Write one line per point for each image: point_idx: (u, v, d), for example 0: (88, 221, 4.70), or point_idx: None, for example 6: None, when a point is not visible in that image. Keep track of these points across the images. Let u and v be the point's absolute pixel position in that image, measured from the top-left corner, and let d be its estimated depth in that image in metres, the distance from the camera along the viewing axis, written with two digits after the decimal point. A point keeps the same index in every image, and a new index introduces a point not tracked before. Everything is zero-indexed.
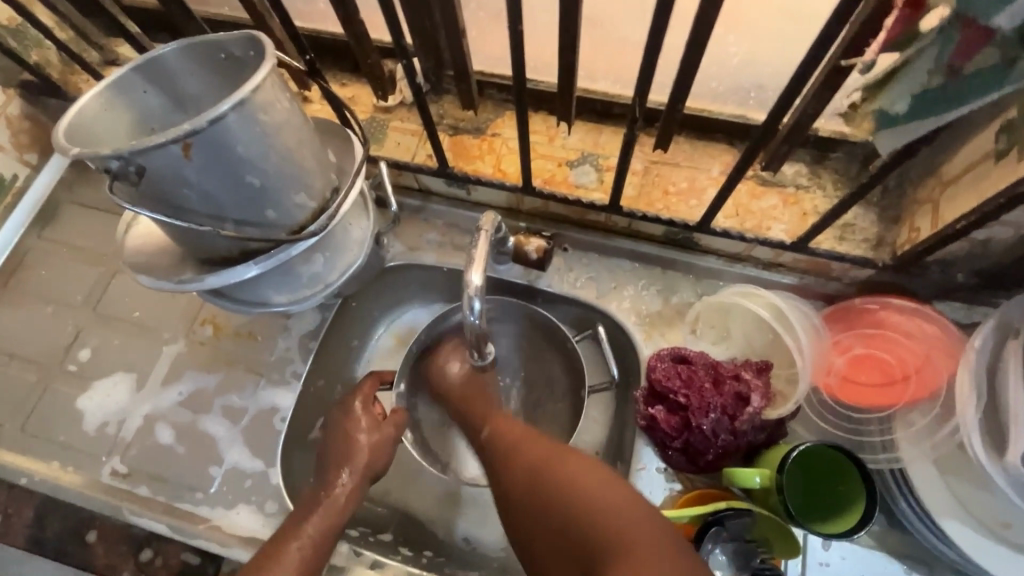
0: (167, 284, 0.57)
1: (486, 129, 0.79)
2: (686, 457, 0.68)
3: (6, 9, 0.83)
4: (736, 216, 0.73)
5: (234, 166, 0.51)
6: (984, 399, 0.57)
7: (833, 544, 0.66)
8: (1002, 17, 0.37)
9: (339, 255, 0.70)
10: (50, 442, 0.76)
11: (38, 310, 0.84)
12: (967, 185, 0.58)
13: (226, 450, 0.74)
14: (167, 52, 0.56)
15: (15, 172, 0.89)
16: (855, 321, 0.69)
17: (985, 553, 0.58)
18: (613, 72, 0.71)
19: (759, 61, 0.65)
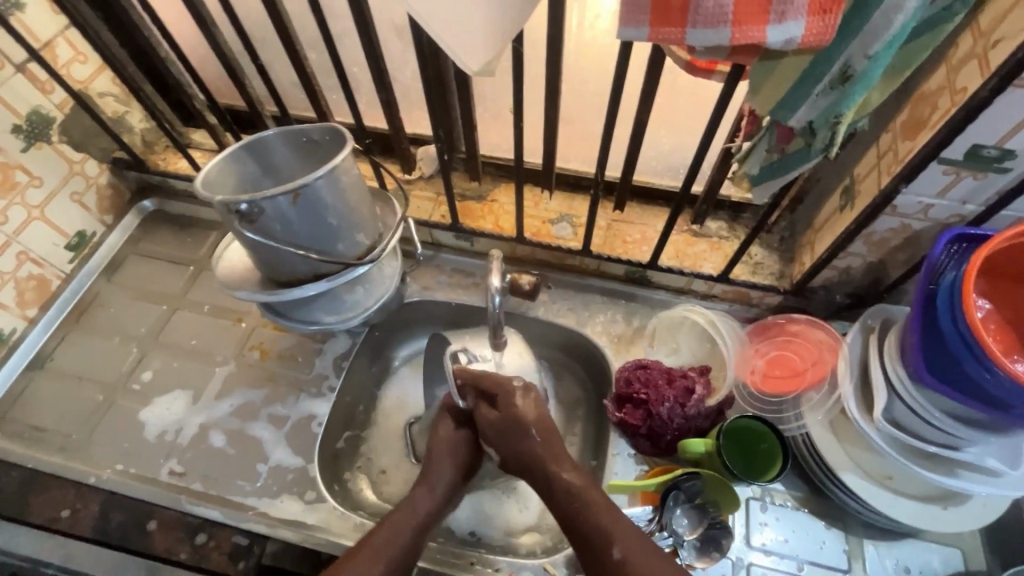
0: (258, 296, 0.75)
1: (487, 196, 1.04)
2: (651, 441, 0.86)
3: (112, 102, 1.03)
4: (677, 257, 0.97)
5: (320, 211, 0.72)
6: (856, 376, 0.78)
7: (768, 508, 0.84)
8: (793, 121, 0.58)
9: (378, 285, 0.90)
10: (115, 449, 0.88)
11: (106, 341, 0.99)
12: (827, 229, 0.84)
13: (271, 450, 0.88)
14: (268, 136, 0.79)
15: (95, 229, 1.07)
16: (768, 332, 0.92)
17: (876, 498, 0.77)
18: (582, 156, 0.99)
19: (684, 149, 0.93)
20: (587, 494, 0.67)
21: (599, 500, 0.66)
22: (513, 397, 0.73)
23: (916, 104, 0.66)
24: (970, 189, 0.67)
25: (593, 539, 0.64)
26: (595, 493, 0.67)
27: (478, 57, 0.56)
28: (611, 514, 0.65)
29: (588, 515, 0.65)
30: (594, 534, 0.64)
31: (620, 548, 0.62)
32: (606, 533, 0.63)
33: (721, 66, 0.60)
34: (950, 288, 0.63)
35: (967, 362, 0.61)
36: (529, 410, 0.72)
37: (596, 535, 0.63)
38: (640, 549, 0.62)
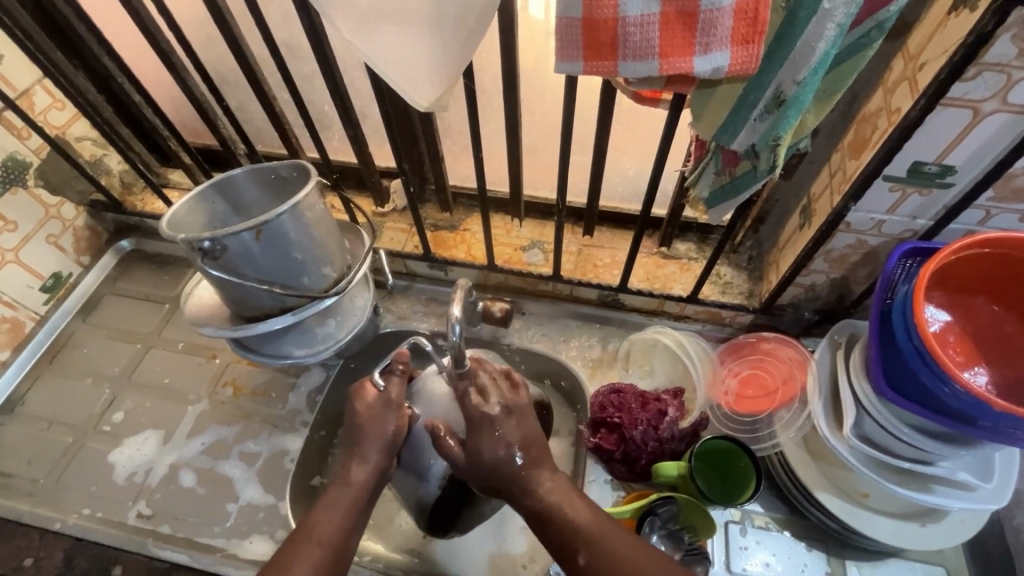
0: (224, 332, 0.76)
1: (459, 226, 1.05)
2: (626, 466, 0.85)
3: (89, 146, 1.05)
4: (647, 279, 0.98)
5: (283, 245, 0.73)
6: (825, 392, 0.78)
7: (749, 532, 0.82)
8: (735, 145, 0.59)
9: (349, 316, 0.90)
10: (83, 493, 0.87)
11: (78, 382, 0.99)
12: (789, 247, 0.85)
13: (242, 489, 0.86)
14: (236, 175, 0.81)
15: (71, 270, 1.07)
16: (740, 351, 0.92)
17: (852, 517, 0.76)
18: (550, 184, 1.01)
19: (647, 174, 0.95)
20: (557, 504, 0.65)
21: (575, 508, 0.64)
22: (495, 420, 0.67)
23: (859, 124, 0.68)
24: (918, 204, 0.69)
25: (565, 538, 0.63)
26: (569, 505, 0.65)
27: (427, 94, 0.58)
28: (592, 520, 0.63)
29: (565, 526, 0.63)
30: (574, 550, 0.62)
31: (589, 548, 0.61)
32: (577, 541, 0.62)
33: (666, 95, 0.63)
34: (903, 303, 0.64)
35: (924, 376, 0.61)
36: (510, 428, 0.67)
37: (573, 534, 0.62)
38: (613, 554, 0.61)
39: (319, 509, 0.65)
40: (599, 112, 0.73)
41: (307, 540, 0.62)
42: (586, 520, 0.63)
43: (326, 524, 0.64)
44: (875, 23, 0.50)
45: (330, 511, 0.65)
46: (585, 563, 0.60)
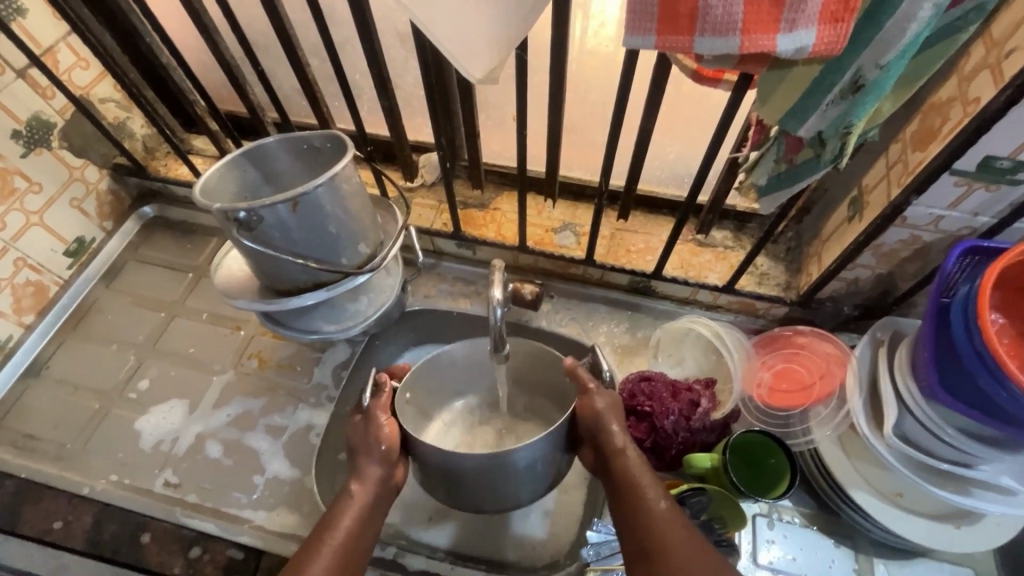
0: (255, 306, 0.74)
1: (489, 204, 1.03)
2: (655, 455, 0.84)
3: (113, 109, 1.02)
4: (682, 267, 0.96)
5: (321, 219, 0.71)
6: (865, 390, 0.76)
7: (775, 525, 0.82)
8: (801, 130, 0.56)
9: (379, 294, 0.88)
10: (110, 459, 0.87)
11: (103, 348, 0.98)
12: (835, 240, 0.82)
13: (268, 462, 0.86)
14: (268, 143, 0.78)
15: (94, 235, 1.06)
16: (775, 344, 0.89)
17: (887, 516, 0.75)
18: (586, 164, 0.98)
19: (688, 158, 0.92)
20: (650, 488, 0.65)
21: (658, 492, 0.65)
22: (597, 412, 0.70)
23: (926, 114, 0.65)
24: (983, 200, 0.66)
25: (630, 496, 0.65)
26: (646, 473, 0.67)
27: (481, 65, 0.55)
28: (671, 507, 0.64)
29: (643, 507, 0.64)
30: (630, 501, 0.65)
31: (661, 503, 0.64)
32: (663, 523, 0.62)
33: (728, 76, 0.59)
34: (964, 303, 0.62)
35: (982, 378, 0.60)
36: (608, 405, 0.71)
37: (636, 498, 0.64)
38: (676, 519, 0.63)
39: (336, 507, 0.67)
40: (650, 91, 0.70)
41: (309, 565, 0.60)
42: (658, 497, 0.64)
43: (342, 530, 0.64)
44: (973, 4, 0.47)
45: (342, 520, 0.65)
46: (660, 509, 0.63)
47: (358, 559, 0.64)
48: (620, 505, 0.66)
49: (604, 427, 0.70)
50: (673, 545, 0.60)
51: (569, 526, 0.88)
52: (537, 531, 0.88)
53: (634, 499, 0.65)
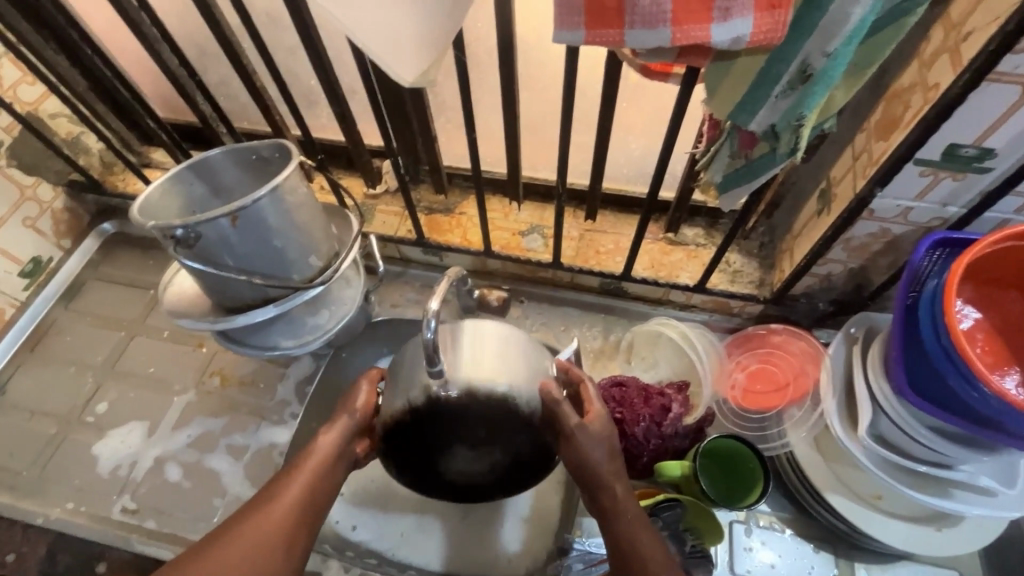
0: (202, 324, 0.72)
1: (455, 209, 1.00)
2: (627, 463, 0.82)
3: (65, 124, 1.00)
4: (652, 267, 0.93)
5: (266, 232, 0.69)
6: (840, 389, 0.73)
7: (754, 532, 0.79)
8: (753, 125, 0.53)
9: (339, 306, 0.86)
10: (66, 486, 0.84)
11: (61, 370, 0.96)
12: (805, 235, 0.80)
13: (229, 483, 0.84)
14: (213, 155, 0.76)
15: (51, 255, 1.03)
16: (749, 343, 0.86)
17: (864, 520, 0.73)
18: (550, 165, 0.95)
19: (653, 154, 0.90)
20: (638, 525, 0.60)
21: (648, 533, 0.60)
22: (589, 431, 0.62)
23: (889, 101, 0.62)
24: (950, 190, 0.63)
25: (633, 572, 0.58)
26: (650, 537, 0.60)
27: (411, 67, 0.52)
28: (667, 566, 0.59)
29: (633, 543, 0.59)
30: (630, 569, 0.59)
31: None
32: (656, 566, 0.58)
33: (676, 69, 0.57)
34: (932, 299, 0.59)
35: (952, 378, 0.57)
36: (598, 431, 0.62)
37: (635, 562, 0.59)
38: None
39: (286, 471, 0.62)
40: (602, 88, 0.67)
41: (248, 525, 0.56)
42: (661, 557, 0.59)
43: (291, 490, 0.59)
44: None
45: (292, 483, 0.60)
46: None
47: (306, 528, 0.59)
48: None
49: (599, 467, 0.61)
50: None
51: (542, 538, 0.85)
52: (512, 544, 0.85)
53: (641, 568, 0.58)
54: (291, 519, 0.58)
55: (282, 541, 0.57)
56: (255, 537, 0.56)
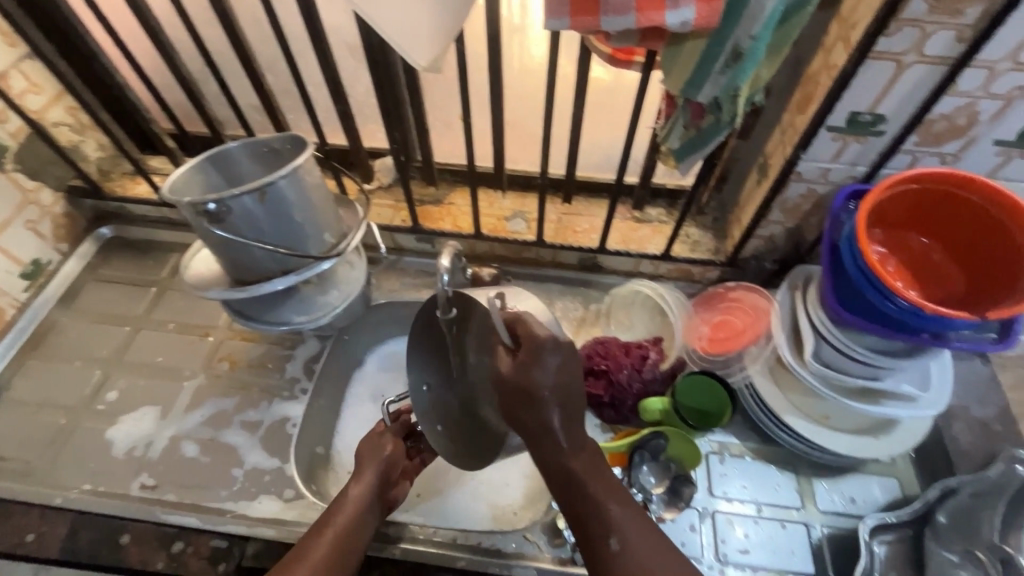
0: (227, 294, 0.78)
1: (444, 200, 1.10)
2: (614, 408, 0.92)
3: (67, 132, 1.03)
4: (623, 241, 1.06)
5: (286, 207, 0.77)
6: (787, 327, 0.87)
7: (726, 459, 0.90)
8: (700, 96, 0.66)
9: (346, 286, 0.93)
10: (82, 469, 0.87)
11: (66, 365, 0.98)
12: (749, 203, 0.94)
13: (246, 454, 0.88)
14: (231, 146, 0.84)
15: (50, 258, 1.07)
16: (712, 302, 1.00)
17: (816, 434, 0.85)
18: (529, 156, 1.07)
19: (618, 144, 1.04)
20: (590, 478, 0.58)
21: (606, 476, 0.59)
22: (536, 385, 0.55)
23: (804, 83, 0.78)
24: (856, 152, 0.79)
25: (590, 523, 0.58)
26: (602, 483, 0.58)
27: (426, 53, 0.64)
28: (624, 509, 0.58)
29: (590, 505, 0.58)
30: (587, 520, 0.58)
31: (619, 539, 0.57)
32: (614, 517, 0.57)
33: (638, 56, 0.70)
34: (848, 235, 0.74)
35: (870, 294, 0.70)
36: (550, 380, 0.55)
37: (593, 512, 0.58)
38: (641, 535, 0.57)
39: (334, 506, 0.72)
40: (577, 80, 0.80)
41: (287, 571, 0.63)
42: (619, 501, 0.59)
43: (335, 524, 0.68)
44: None
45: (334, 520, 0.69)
46: (618, 548, 0.56)
47: (354, 552, 0.68)
48: (578, 527, 0.59)
49: (543, 416, 0.56)
50: (625, 550, 0.56)
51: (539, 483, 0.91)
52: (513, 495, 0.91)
53: (594, 522, 0.58)
54: (326, 563, 0.65)
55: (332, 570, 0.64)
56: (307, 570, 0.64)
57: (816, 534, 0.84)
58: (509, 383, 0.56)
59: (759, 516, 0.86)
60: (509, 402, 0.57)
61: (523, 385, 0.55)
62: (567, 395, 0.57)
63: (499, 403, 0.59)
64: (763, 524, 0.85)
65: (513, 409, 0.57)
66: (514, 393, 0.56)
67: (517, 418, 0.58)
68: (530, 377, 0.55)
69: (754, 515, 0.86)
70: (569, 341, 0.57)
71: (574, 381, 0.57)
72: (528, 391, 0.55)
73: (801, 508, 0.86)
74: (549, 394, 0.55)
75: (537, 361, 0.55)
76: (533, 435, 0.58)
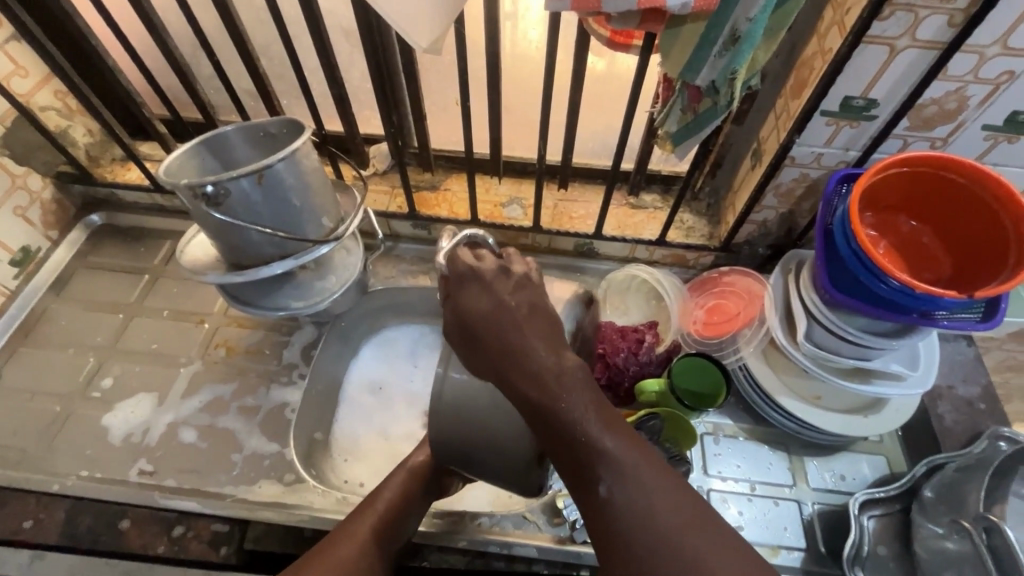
0: (227, 278, 0.78)
1: (440, 186, 1.10)
2: (611, 391, 0.94)
3: (54, 116, 1.01)
4: (619, 227, 1.06)
5: (284, 191, 0.76)
6: (780, 309, 0.89)
7: (720, 440, 0.92)
8: (699, 80, 0.67)
9: (343, 272, 0.93)
10: (78, 456, 0.86)
11: (59, 352, 0.97)
12: (743, 188, 0.96)
13: (245, 440, 0.89)
14: (227, 130, 0.83)
15: (39, 244, 1.05)
16: (705, 286, 1.02)
17: (808, 414, 0.87)
18: (526, 142, 1.08)
19: (614, 130, 1.04)
20: (574, 404, 0.50)
21: (595, 407, 0.51)
22: (497, 302, 0.54)
23: (799, 68, 0.79)
24: (848, 136, 0.80)
25: (577, 464, 0.50)
26: (592, 409, 0.51)
27: (427, 34, 0.63)
28: (618, 438, 0.50)
29: (574, 438, 0.50)
30: (574, 457, 0.50)
31: (608, 483, 0.49)
32: (604, 452, 0.50)
33: (637, 40, 0.71)
34: (842, 217, 0.75)
35: (863, 275, 0.72)
36: (507, 295, 0.54)
37: (575, 446, 0.50)
38: (637, 465, 0.50)
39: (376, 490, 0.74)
40: (575, 64, 0.81)
41: (332, 551, 0.65)
42: (613, 429, 0.51)
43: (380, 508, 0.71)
44: None
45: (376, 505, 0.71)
46: (605, 495, 0.49)
47: (393, 537, 0.70)
48: (569, 474, 0.52)
49: (505, 337, 0.52)
50: (615, 491, 0.49)
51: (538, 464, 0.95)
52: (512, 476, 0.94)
53: (580, 460, 0.50)
54: (369, 548, 0.67)
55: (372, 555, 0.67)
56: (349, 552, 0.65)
57: (807, 510, 0.86)
58: (465, 307, 0.55)
59: (752, 493, 0.88)
60: (472, 347, 0.55)
61: (477, 306, 0.54)
62: (534, 312, 0.54)
63: (457, 340, 0.57)
64: (756, 501, 0.87)
65: (476, 341, 0.54)
66: (470, 317, 0.54)
67: (477, 347, 0.54)
68: (486, 297, 0.54)
69: (748, 493, 0.88)
70: (518, 266, 0.56)
71: (537, 297, 0.55)
72: (487, 309, 0.54)
73: (793, 486, 0.88)
74: (509, 308, 0.53)
75: (494, 295, 0.54)
76: (497, 369, 0.53)
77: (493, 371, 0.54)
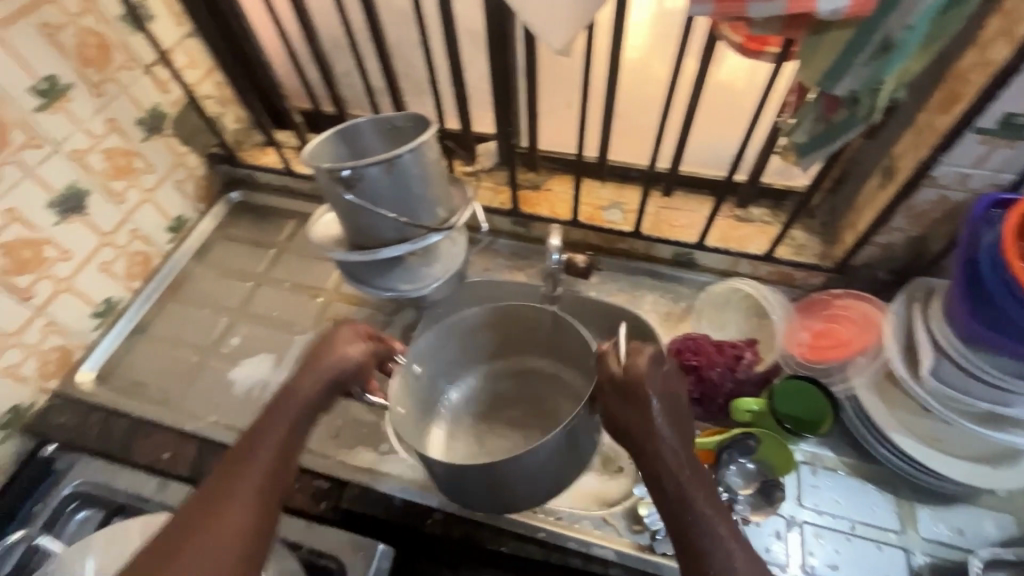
0: (351, 256, 0.85)
1: (543, 186, 1.13)
2: (702, 406, 0.90)
3: (213, 104, 1.16)
4: (723, 239, 1.03)
5: (409, 178, 0.82)
6: (901, 340, 0.82)
7: (818, 471, 0.87)
8: (838, 89, 0.64)
9: (447, 261, 0.98)
10: (209, 403, 0.97)
11: (198, 311, 1.11)
12: (867, 207, 0.90)
13: (348, 407, 0.96)
14: (361, 122, 0.91)
15: (190, 215, 1.20)
16: (815, 308, 0.96)
17: (925, 456, 0.80)
18: (632, 148, 1.08)
19: (727, 140, 1.02)
20: (700, 499, 0.61)
21: (720, 511, 0.61)
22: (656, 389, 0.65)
23: (949, 81, 0.73)
24: (1004, 157, 0.73)
25: (700, 554, 0.59)
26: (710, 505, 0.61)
27: (561, 36, 0.66)
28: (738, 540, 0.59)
29: (699, 529, 0.60)
30: (694, 543, 0.60)
31: (734, 568, 0.57)
32: (726, 545, 0.59)
33: (771, 47, 0.69)
34: (989, 243, 0.68)
35: (1011, 308, 0.65)
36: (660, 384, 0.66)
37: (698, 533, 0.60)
38: (752, 561, 0.58)
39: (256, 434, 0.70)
40: (698, 71, 0.80)
41: (215, 518, 0.61)
42: (728, 525, 0.60)
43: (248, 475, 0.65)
44: None
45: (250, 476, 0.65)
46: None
47: (274, 513, 0.64)
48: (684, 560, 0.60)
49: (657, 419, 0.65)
50: (740, 573, 0.57)
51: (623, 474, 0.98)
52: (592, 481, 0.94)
53: (702, 545, 0.59)
54: (245, 523, 0.62)
55: (258, 536, 0.62)
56: (209, 532, 0.60)
57: (916, 560, 0.79)
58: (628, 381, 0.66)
59: (851, 533, 0.82)
60: (615, 401, 0.68)
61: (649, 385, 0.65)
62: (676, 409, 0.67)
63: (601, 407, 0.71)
64: (856, 542, 0.81)
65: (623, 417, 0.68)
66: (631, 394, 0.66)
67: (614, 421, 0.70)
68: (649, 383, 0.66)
69: (847, 531, 0.82)
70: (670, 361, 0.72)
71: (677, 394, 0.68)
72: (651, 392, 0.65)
73: (901, 532, 0.81)
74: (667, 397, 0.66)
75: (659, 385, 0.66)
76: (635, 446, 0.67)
77: (621, 424, 0.68)
